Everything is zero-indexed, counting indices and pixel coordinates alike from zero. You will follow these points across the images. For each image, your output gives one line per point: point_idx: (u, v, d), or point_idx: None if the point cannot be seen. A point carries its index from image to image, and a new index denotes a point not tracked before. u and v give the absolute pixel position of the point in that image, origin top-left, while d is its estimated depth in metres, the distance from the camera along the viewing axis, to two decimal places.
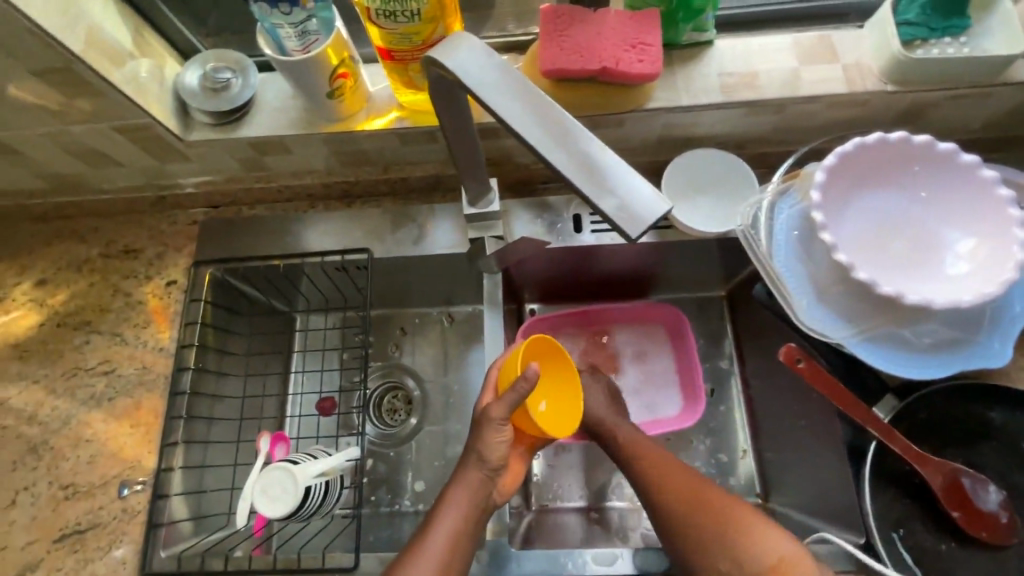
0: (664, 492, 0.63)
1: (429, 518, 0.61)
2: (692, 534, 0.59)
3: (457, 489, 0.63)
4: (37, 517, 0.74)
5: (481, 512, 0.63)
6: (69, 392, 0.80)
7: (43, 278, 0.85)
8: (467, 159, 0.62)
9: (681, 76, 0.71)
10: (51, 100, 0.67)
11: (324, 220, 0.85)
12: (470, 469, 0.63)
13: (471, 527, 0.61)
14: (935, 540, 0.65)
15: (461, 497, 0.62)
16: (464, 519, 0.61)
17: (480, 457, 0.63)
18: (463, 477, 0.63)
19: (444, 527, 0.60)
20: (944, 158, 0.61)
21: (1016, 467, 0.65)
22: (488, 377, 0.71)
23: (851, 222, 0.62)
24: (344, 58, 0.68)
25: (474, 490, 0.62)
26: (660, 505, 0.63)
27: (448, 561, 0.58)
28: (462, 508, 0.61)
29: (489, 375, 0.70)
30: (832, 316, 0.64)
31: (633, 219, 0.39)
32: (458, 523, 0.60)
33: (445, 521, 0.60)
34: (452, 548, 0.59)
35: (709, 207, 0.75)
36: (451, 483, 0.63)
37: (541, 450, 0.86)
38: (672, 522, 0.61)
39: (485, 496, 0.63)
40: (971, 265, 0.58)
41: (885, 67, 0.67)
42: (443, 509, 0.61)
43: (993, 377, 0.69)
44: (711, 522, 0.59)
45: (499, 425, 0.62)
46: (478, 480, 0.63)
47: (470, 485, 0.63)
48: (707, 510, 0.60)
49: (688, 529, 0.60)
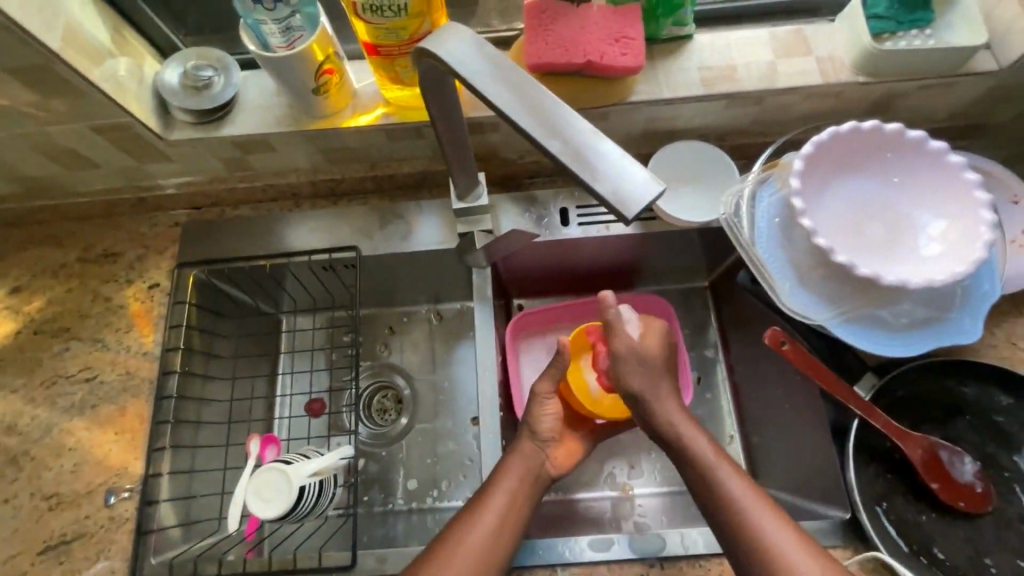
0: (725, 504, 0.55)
1: (480, 494, 0.62)
2: (750, 552, 0.53)
3: (515, 459, 0.66)
4: (18, 529, 0.72)
5: (536, 483, 0.65)
6: (49, 400, 0.77)
7: (18, 285, 0.83)
8: (456, 153, 0.63)
9: (662, 69, 0.73)
10: (28, 100, 0.65)
11: (309, 218, 0.84)
12: (525, 440, 0.68)
13: (527, 497, 0.63)
14: (916, 512, 0.68)
15: (517, 465, 0.65)
16: (520, 487, 0.63)
17: (531, 429, 0.69)
18: (518, 447, 0.67)
19: (500, 495, 0.61)
20: (915, 145, 0.63)
21: (987, 439, 0.69)
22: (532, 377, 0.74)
23: (829, 208, 0.65)
24: (329, 54, 0.68)
25: (528, 459, 0.66)
26: (721, 516, 0.55)
27: (495, 538, 0.58)
28: (518, 473, 0.64)
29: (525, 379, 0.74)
30: (814, 299, 0.67)
31: (629, 202, 0.40)
32: (515, 489, 0.62)
33: (498, 493, 0.61)
34: (505, 519, 0.60)
35: (692, 198, 0.76)
36: (509, 454, 0.66)
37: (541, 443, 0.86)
38: (733, 538, 0.54)
39: (539, 466, 0.66)
40: (943, 246, 0.61)
41: (856, 59, 0.70)
42: (502, 475, 0.63)
43: (964, 354, 0.72)
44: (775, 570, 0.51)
45: (545, 399, 0.71)
46: (532, 448, 0.67)
47: (524, 454, 0.66)
48: (766, 545, 0.52)
49: (746, 547, 0.53)
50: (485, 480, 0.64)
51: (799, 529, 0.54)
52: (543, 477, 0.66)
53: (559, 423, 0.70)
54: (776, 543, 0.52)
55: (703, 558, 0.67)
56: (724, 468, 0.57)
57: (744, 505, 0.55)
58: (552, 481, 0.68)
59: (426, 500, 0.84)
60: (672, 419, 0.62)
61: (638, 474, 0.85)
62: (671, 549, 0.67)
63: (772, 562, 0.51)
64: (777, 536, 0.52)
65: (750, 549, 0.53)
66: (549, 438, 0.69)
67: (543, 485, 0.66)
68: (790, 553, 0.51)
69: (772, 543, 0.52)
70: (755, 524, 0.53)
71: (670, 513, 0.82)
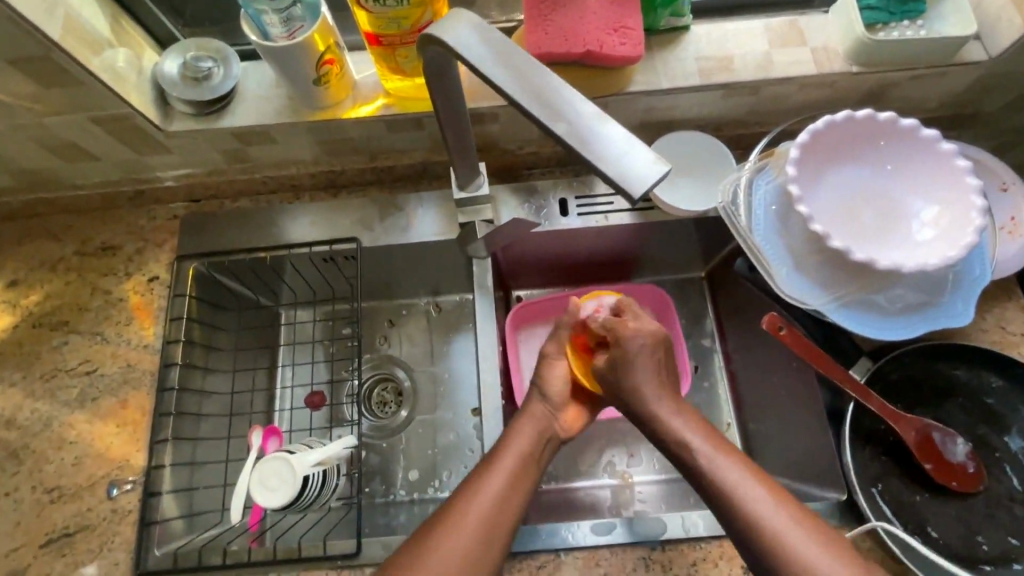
0: (716, 485, 0.55)
1: (490, 456, 0.62)
2: (744, 531, 0.53)
3: (526, 420, 0.67)
4: (20, 522, 0.71)
5: (545, 443, 0.66)
6: (49, 394, 0.77)
7: (15, 278, 0.82)
8: (458, 144, 0.64)
9: (660, 60, 0.73)
10: (26, 91, 0.65)
11: (308, 211, 0.84)
12: (534, 402, 0.70)
13: (536, 459, 0.63)
14: (910, 492, 0.70)
15: (528, 428, 0.66)
16: (530, 445, 0.64)
17: (541, 392, 0.70)
18: (530, 408, 0.69)
19: (513, 455, 0.62)
20: (907, 133, 0.65)
21: (979, 421, 0.71)
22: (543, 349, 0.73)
23: (825, 196, 0.66)
24: (330, 45, 0.69)
25: (539, 422, 0.67)
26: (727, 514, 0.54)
27: (507, 497, 0.58)
28: (529, 435, 0.65)
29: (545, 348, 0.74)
30: (809, 284, 0.68)
31: (635, 181, 0.41)
32: (528, 448, 0.63)
33: (505, 457, 0.62)
34: (520, 472, 0.61)
35: (689, 187, 0.78)
36: (521, 416, 0.68)
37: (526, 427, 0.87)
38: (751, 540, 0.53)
39: (549, 427, 0.67)
40: (936, 232, 0.63)
41: (851, 50, 0.71)
42: (513, 437, 0.64)
43: (956, 338, 0.74)
44: (767, 546, 0.51)
45: (555, 359, 0.72)
46: (543, 410, 0.68)
47: (535, 415, 0.68)
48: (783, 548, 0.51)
49: (739, 530, 0.53)
50: (496, 441, 0.65)
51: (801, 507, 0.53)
52: (553, 438, 0.67)
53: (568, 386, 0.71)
54: (771, 521, 0.52)
55: (703, 541, 0.68)
56: (709, 449, 0.58)
57: (734, 484, 0.55)
58: (562, 443, 0.69)
59: (427, 490, 0.84)
60: (649, 401, 0.62)
61: (637, 461, 0.86)
62: (671, 532, 0.68)
63: (762, 538, 0.52)
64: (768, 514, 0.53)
65: (742, 530, 0.53)
66: (561, 402, 0.70)
67: (552, 446, 0.67)
68: (784, 531, 0.52)
69: (766, 520, 0.52)
70: (746, 502, 0.53)
71: (669, 499, 0.83)
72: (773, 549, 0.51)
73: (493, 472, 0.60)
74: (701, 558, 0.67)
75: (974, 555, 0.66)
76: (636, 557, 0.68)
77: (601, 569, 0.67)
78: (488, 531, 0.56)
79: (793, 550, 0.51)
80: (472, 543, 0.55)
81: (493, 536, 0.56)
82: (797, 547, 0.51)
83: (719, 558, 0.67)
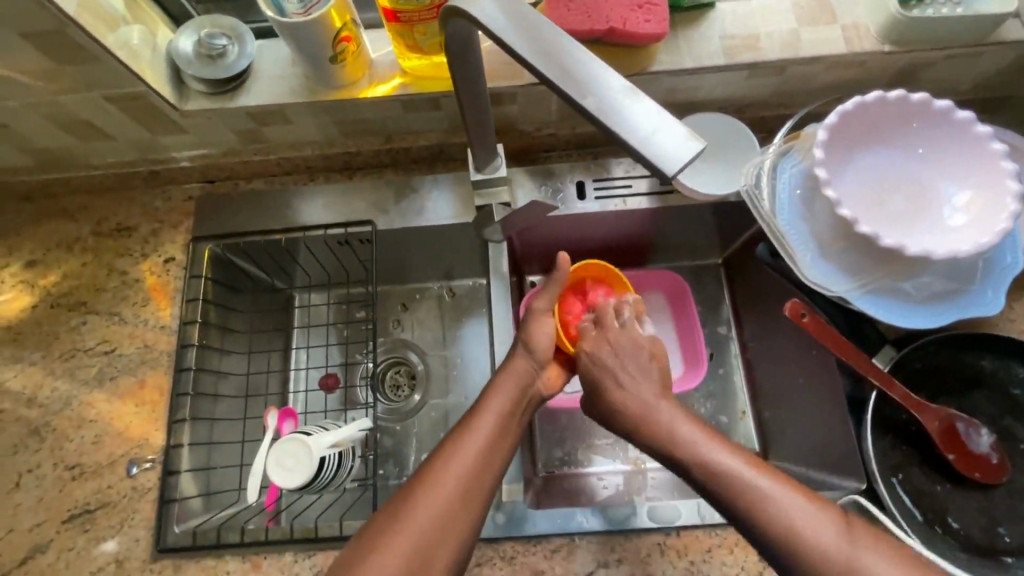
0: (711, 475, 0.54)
1: (468, 417, 0.61)
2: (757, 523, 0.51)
3: (506, 377, 0.65)
4: (42, 499, 0.73)
5: (525, 402, 0.64)
6: (69, 372, 0.78)
7: (33, 259, 0.83)
8: (478, 124, 0.63)
9: (684, 39, 0.71)
10: (43, 67, 0.64)
11: (323, 192, 0.84)
12: (517, 357, 0.68)
13: (514, 418, 0.62)
14: (931, 482, 0.69)
15: (507, 385, 0.64)
16: (510, 406, 0.62)
17: (526, 347, 0.68)
18: (510, 365, 0.67)
19: (489, 418, 0.60)
20: (942, 115, 0.62)
21: (1004, 411, 0.69)
22: (535, 302, 0.71)
23: (853, 180, 0.64)
24: (346, 21, 0.67)
25: (518, 381, 0.65)
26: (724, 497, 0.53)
27: (484, 461, 0.57)
28: (508, 395, 0.63)
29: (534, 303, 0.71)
30: (834, 270, 0.67)
31: (669, 159, 0.39)
32: (506, 410, 0.62)
33: (486, 419, 0.60)
34: (498, 434, 0.59)
35: (712, 171, 0.76)
36: (501, 372, 0.66)
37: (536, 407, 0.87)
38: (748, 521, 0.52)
39: (529, 386, 0.65)
40: (968, 217, 0.61)
41: (882, 28, 0.69)
42: (490, 399, 0.62)
43: (984, 327, 0.72)
44: (780, 533, 0.50)
45: (542, 317, 0.70)
46: (525, 366, 0.66)
47: (516, 372, 0.66)
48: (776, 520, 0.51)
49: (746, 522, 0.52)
50: (473, 403, 0.63)
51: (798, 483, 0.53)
52: (533, 395, 0.66)
53: (552, 343, 0.69)
54: (772, 504, 0.51)
55: (719, 527, 0.68)
56: (704, 442, 0.56)
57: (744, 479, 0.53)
58: (541, 402, 0.68)
59: None
60: (644, 399, 0.61)
61: None
62: (686, 518, 0.68)
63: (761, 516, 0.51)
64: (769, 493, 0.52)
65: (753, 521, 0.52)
66: (544, 361, 0.68)
67: (530, 404, 0.65)
68: (787, 509, 0.51)
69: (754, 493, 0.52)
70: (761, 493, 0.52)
71: (681, 486, 0.82)
72: (765, 521, 0.51)
73: (470, 434, 0.58)
74: (717, 544, 0.67)
75: (995, 546, 0.65)
76: (651, 542, 0.68)
77: (615, 555, 0.67)
78: (466, 494, 0.54)
79: (801, 524, 0.50)
80: (449, 505, 0.53)
81: (470, 499, 0.55)
82: (801, 523, 0.50)
83: (735, 545, 0.67)
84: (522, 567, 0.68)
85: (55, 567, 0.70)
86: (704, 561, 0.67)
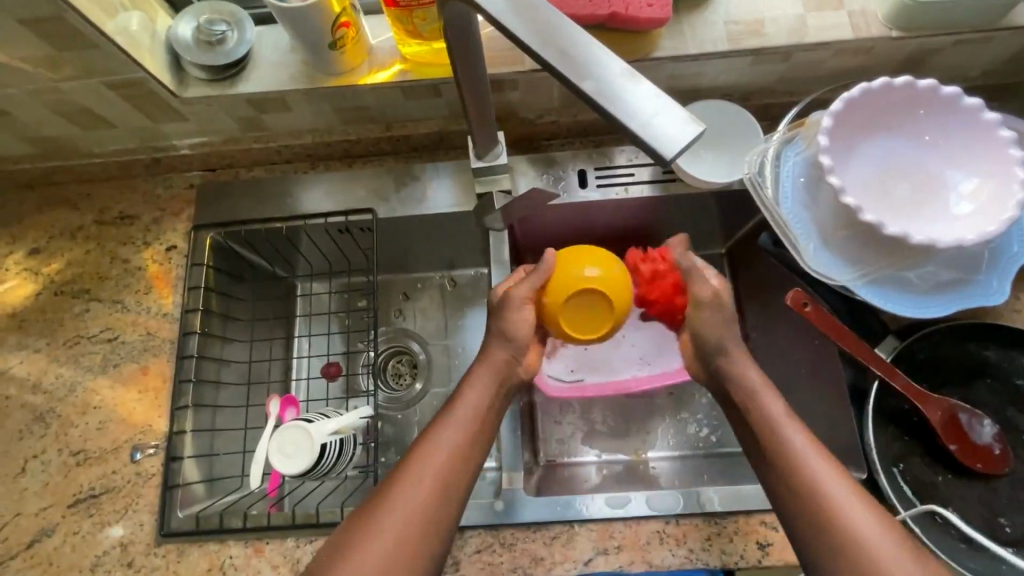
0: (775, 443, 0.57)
1: (448, 406, 0.62)
2: (804, 505, 0.53)
3: (481, 368, 0.65)
4: (48, 483, 0.73)
5: (501, 393, 0.64)
6: (73, 359, 0.79)
7: (36, 246, 0.83)
8: (477, 112, 0.62)
9: (687, 24, 0.70)
10: (41, 52, 0.64)
11: (324, 180, 0.84)
12: (495, 347, 0.66)
13: (493, 409, 0.63)
14: (933, 473, 0.69)
15: (483, 374, 0.64)
16: (487, 398, 0.63)
17: (505, 335, 0.66)
18: (488, 356, 0.66)
19: (462, 411, 0.61)
20: (949, 101, 0.61)
21: (1008, 402, 0.69)
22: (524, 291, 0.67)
23: (857, 168, 0.63)
24: (346, 6, 0.67)
25: (494, 369, 0.65)
26: (782, 470, 0.56)
27: (461, 451, 0.58)
28: (484, 387, 0.63)
29: (523, 294, 0.67)
30: (836, 260, 0.66)
31: (670, 140, 0.39)
32: (479, 400, 0.62)
33: (464, 409, 0.61)
34: (476, 424, 0.61)
35: (713, 160, 0.75)
36: (477, 363, 0.65)
37: (537, 396, 0.87)
38: (795, 498, 0.54)
39: (506, 375, 0.65)
40: (974, 205, 0.60)
41: (890, 13, 0.67)
42: (467, 389, 0.63)
43: (988, 317, 0.71)
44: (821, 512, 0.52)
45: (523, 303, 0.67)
46: (502, 356, 0.66)
47: (494, 363, 0.65)
48: (824, 500, 0.52)
49: (790, 505, 0.54)
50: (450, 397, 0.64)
51: (855, 484, 0.54)
52: (510, 384, 0.65)
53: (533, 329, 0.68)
54: (824, 481, 0.53)
55: (718, 516, 0.68)
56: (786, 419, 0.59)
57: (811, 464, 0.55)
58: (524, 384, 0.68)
59: None
60: (752, 381, 0.62)
61: (650, 438, 0.86)
62: (686, 507, 0.68)
63: (813, 495, 0.53)
64: (825, 476, 0.54)
65: (800, 507, 0.53)
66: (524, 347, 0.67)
67: (508, 394, 0.65)
68: (839, 495, 0.52)
69: (815, 472, 0.54)
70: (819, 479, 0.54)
71: (682, 475, 0.82)
72: (814, 499, 0.53)
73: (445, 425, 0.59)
74: (716, 533, 0.67)
75: (996, 536, 0.65)
76: (650, 530, 0.68)
77: (614, 542, 0.68)
78: (446, 481, 0.56)
79: (854, 528, 0.50)
80: (426, 496, 0.54)
81: (449, 488, 0.56)
82: (848, 513, 0.51)
83: (734, 533, 0.67)
84: (522, 553, 0.68)
85: (61, 551, 0.71)
86: (703, 548, 0.67)
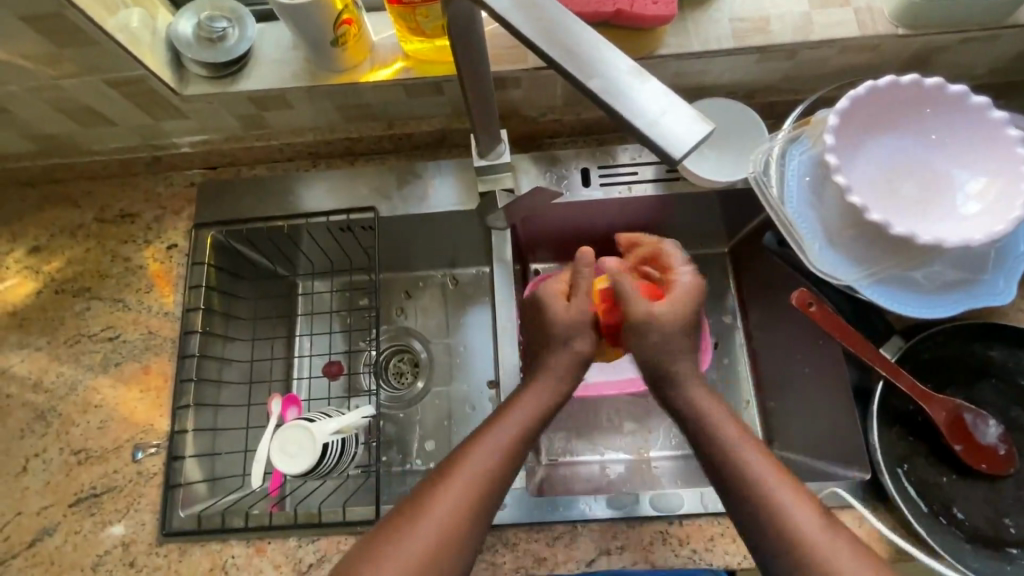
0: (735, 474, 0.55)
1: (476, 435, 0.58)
2: (759, 522, 0.53)
3: (536, 385, 0.61)
4: (50, 482, 0.73)
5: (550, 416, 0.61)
6: (74, 358, 0.78)
7: (37, 245, 0.83)
8: (480, 110, 0.61)
9: (692, 21, 0.70)
10: (41, 50, 0.64)
11: (325, 178, 0.83)
12: (557, 352, 0.62)
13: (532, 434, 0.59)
14: (937, 473, 0.68)
15: (538, 394, 0.60)
16: (530, 422, 0.59)
17: (565, 342, 0.63)
18: (551, 363, 0.62)
19: (501, 439, 0.57)
20: (955, 100, 0.61)
21: (1013, 402, 0.69)
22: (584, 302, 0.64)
23: (864, 166, 0.63)
24: (348, 4, 0.66)
25: (551, 388, 0.61)
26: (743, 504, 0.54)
27: (488, 483, 0.55)
28: (530, 411, 0.60)
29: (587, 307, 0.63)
30: (840, 259, 0.66)
31: (678, 140, 0.38)
32: (525, 425, 0.59)
33: (496, 437, 0.57)
34: (508, 454, 0.57)
35: (717, 158, 0.75)
36: (540, 374, 0.62)
37: None
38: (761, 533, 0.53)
39: (563, 391, 0.62)
40: (981, 205, 0.59)
41: (897, 10, 0.67)
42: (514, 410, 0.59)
43: (993, 317, 0.71)
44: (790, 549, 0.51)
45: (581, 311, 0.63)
46: (565, 363, 0.62)
47: (552, 380, 0.61)
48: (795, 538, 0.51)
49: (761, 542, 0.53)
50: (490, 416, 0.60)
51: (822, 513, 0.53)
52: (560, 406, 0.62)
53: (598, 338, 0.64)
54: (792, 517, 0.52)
55: (722, 516, 0.67)
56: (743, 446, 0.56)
57: (764, 481, 0.53)
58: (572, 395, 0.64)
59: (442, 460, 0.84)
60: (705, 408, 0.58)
61: (653, 437, 0.85)
62: (689, 507, 0.67)
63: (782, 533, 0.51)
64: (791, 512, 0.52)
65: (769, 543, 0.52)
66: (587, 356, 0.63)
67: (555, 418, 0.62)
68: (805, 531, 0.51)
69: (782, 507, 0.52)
70: (773, 497, 0.53)
71: (685, 476, 0.82)
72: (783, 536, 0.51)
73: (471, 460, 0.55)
74: (719, 533, 0.67)
75: (1001, 537, 0.64)
76: (653, 530, 0.68)
77: (617, 542, 0.67)
78: (467, 517, 0.53)
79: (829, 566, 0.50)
80: (444, 534, 0.52)
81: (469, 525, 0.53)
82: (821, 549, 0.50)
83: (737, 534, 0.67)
84: (524, 553, 0.68)
85: (62, 550, 0.71)
86: (706, 549, 0.66)
